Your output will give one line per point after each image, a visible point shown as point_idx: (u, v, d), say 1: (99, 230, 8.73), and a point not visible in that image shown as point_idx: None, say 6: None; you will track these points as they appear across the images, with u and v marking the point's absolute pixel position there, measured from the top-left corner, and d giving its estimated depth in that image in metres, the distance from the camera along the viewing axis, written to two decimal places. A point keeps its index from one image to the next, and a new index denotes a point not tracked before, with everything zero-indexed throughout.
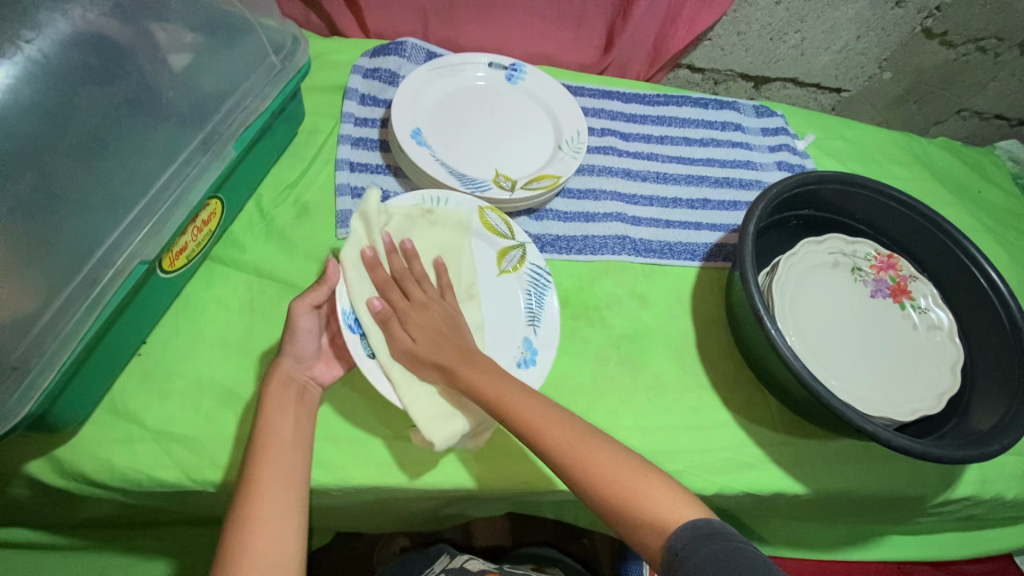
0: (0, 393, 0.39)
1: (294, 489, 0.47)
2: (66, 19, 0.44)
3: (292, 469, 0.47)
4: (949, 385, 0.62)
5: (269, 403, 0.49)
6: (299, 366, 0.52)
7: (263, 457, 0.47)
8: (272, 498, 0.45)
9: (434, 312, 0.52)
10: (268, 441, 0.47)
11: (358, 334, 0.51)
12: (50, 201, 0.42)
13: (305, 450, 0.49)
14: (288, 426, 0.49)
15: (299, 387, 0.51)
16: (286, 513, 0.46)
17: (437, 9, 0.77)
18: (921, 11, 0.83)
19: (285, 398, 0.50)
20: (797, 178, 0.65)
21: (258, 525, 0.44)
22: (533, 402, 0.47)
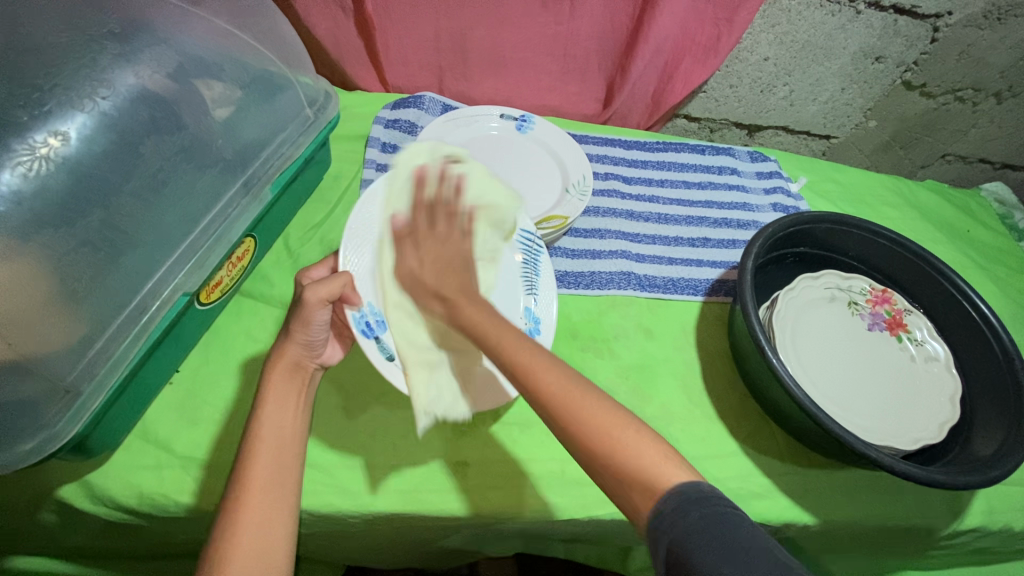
0: (52, 414, 0.42)
1: (283, 487, 0.47)
2: (136, 77, 0.50)
3: (285, 466, 0.47)
4: (950, 414, 0.64)
5: (271, 394, 0.49)
6: (304, 354, 0.52)
7: (258, 451, 0.47)
8: (261, 494, 0.45)
9: (432, 256, 0.51)
10: (265, 435, 0.47)
11: (370, 339, 0.54)
12: (112, 235, 0.46)
13: (300, 448, 0.49)
14: (285, 422, 0.49)
15: (302, 376, 0.51)
16: (274, 510, 0.46)
17: (453, 66, 0.84)
18: (899, 65, 0.90)
19: (289, 386, 0.50)
20: (791, 218, 0.69)
21: (244, 520, 0.44)
22: (535, 351, 0.45)
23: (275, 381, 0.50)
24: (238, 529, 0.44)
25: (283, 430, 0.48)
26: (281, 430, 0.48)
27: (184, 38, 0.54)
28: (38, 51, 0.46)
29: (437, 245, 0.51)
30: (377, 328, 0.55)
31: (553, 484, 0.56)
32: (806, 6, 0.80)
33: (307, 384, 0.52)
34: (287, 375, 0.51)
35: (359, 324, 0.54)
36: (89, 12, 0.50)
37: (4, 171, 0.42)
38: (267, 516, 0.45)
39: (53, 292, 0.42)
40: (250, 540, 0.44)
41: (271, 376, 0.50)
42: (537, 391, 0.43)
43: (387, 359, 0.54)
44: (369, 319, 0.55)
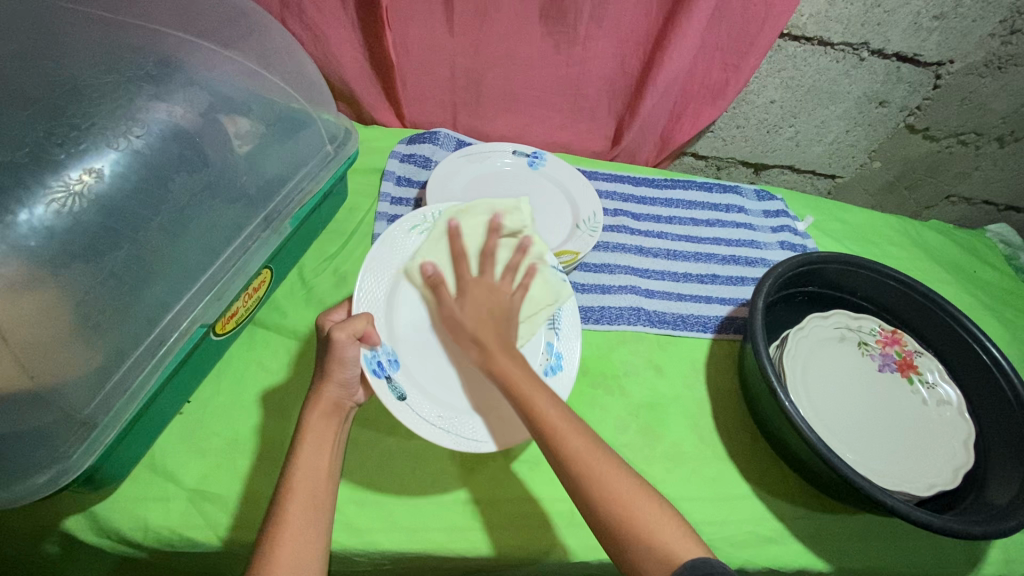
0: (67, 447, 0.42)
1: (318, 530, 0.46)
2: (168, 115, 0.52)
3: (320, 507, 0.47)
4: (964, 460, 0.63)
5: (308, 434, 0.49)
6: (342, 393, 0.52)
7: (294, 491, 0.47)
8: (297, 529, 0.45)
9: (479, 304, 0.54)
10: (301, 479, 0.47)
11: (383, 378, 0.52)
12: (140, 268, 0.47)
13: (332, 491, 0.48)
14: (321, 463, 0.49)
15: (339, 416, 0.52)
16: (310, 541, 0.45)
17: (467, 103, 0.87)
18: (903, 110, 0.92)
19: (327, 425, 0.50)
20: (800, 258, 0.70)
21: (278, 563, 0.43)
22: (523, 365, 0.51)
23: (312, 421, 0.50)
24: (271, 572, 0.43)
25: (320, 471, 0.48)
26: (318, 472, 0.48)
27: (216, 80, 0.56)
28: (76, 91, 0.48)
29: (479, 300, 0.54)
30: (389, 367, 0.53)
31: (562, 524, 0.56)
32: (811, 53, 0.83)
33: (343, 425, 0.52)
34: (326, 414, 0.51)
35: (371, 364, 0.52)
36: (127, 54, 0.52)
37: (38, 206, 0.43)
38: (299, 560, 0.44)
39: (77, 324, 0.43)
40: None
41: (310, 416, 0.50)
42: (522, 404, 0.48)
43: (400, 399, 0.52)
44: (381, 359, 0.53)
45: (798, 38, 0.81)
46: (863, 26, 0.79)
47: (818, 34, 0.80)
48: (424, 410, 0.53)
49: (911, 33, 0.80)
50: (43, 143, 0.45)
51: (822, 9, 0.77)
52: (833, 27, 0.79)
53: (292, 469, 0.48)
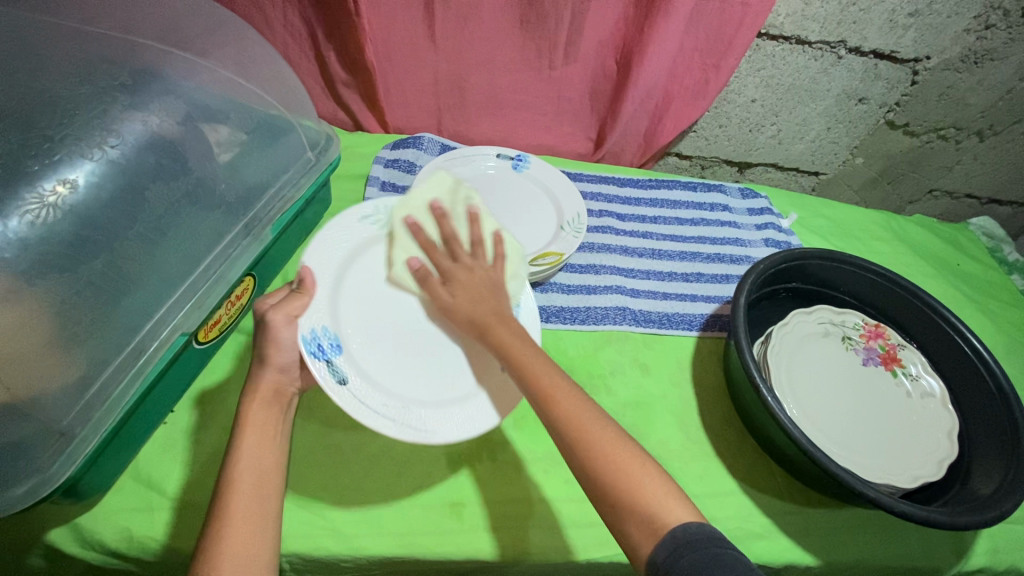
0: (46, 457, 0.42)
1: (265, 512, 0.45)
2: (144, 126, 0.52)
3: (264, 493, 0.46)
4: (947, 452, 0.63)
5: (251, 422, 0.49)
6: (284, 380, 0.52)
7: (240, 479, 0.46)
8: (244, 512, 0.44)
9: (466, 291, 0.56)
10: (244, 463, 0.47)
11: (323, 361, 0.52)
12: (117, 278, 0.47)
13: (280, 478, 0.48)
14: (266, 450, 0.48)
15: (282, 403, 0.52)
16: (258, 522, 0.45)
17: (451, 108, 0.87)
18: (882, 106, 0.93)
19: (268, 412, 0.50)
20: (782, 254, 0.71)
21: (227, 550, 0.42)
22: (530, 347, 0.51)
23: (254, 408, 0.49)
24: (219, 558, 0.42)
25: (265, 457, 0.48)
26: (261, 460, 0.47)
27: (193, 88, 0.56)
28: (52, 103, 0.48)
29: (468, 283, 0.56)
30: (331, 352, 0.53)
31: (548, 524, 0.56)
32: (789, 52, 0.84)
33: (286, 413, 0.52)
34: (269, 400, 0.51)
35: (311, 346, 0.51)
36: (102, 65, 0.53)
37: (12, 218, 0.43)
38: (250, 545, 0.43)
39: (54, 334, 0.43)
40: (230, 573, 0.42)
41: (251, 403, 0.50)
42: (541, 393, 0.48)
43: (341, 382, 0.52)
44: (322, 342, 0.52)
45: (776, 37, 0.82)
46: (839, 24, 0.80)
47: (796, 33, 0.81)
48: (368, 398, 0.52)
49: (887, 31, 0.81)
50: (17, 154, 0.45)
51: (798, 9, 0.78)
52: (810, 26, 0.80)
53: (237, 452, 0.47)
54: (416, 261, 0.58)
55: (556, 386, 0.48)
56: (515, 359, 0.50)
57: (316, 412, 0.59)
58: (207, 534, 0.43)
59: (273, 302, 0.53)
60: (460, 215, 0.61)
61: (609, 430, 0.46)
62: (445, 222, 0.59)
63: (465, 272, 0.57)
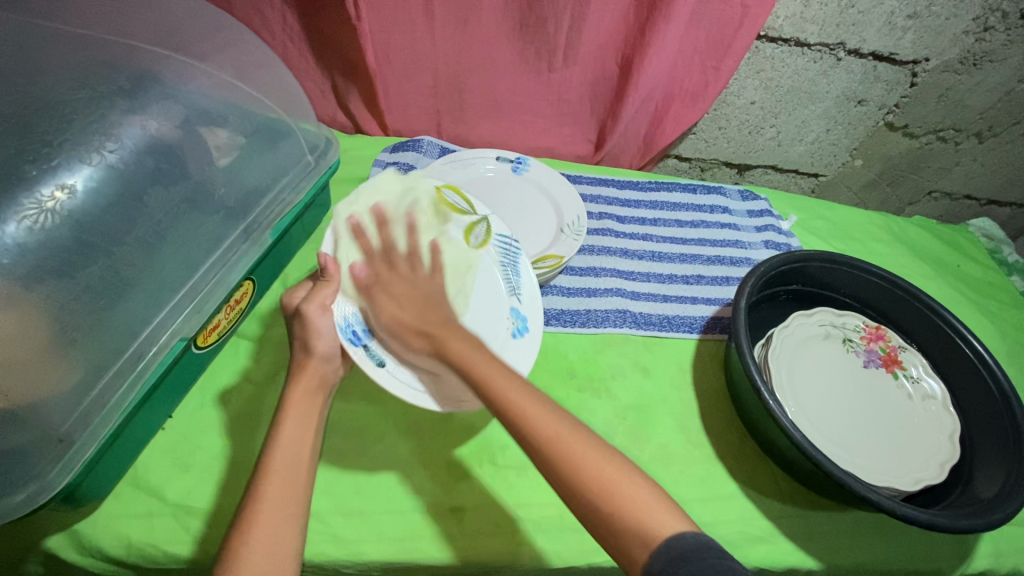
0: (45, 464, 0.42)
1: (296, 500, 0.46)
2: (143, 130, 0.52)
3: (298, 485, 0.47)
4: (949, 454, 0.63)
5: (292, 411, 0.50)
6: (326, 369, 0.54)
7: (275, 467, 0.47)
8: (277, 497, 0.46)
9: (410, 301, 0.55)
10: (282, 450, 0.48)
11: (359, 347, 0.54)
12: (117, 284, 0.47)
13: (313, 471, 0.49)
14: (303, 441, 0.49)
15: (323, 391, 0.53)
16: (287, 508, 0.45)
17: (450, 111, 0.87)
18: (881, 108, 0.93)
19: (311, 400, 0.52)
20: (782, 257, 0.70)
21: (258, 537, 0.43)
22: (495, 363, 0.50)
23: (295, 397, 0.51)
24: (251, 544, 0.43)
25: (302, 449, 0.49)
26: (297, 451, 0.48)
27: (192, 92, 0.56)
28: (50, 107, 0.48)
29: (403, 289, 0.56)
30: (365, 336, 0.55)
31: (549, 528, 0.56)
32: (788, 54, 0.84)
33: (327, 402, 0.54)
34: (311, 389, 0.53)
35: (346, 333, 0.54)
36: (101, 69, 0.52)
37: (10, 224, 0.43)
38: (276, 536, 0.44)
39: (53, 340, 0.43)
40: (261, 559, 0.43)
41: (295, 390, 0.52)
42: (509, 411, 0.47)
43: (380, 365, 0.53)
44: (355, 328, 0.54)
45: (775, 40, 0.82)
46: (839, 26, 0.80)
47: (795, 35, 0.81)
48: (406, 376, 0.54)
49: (886, 32, 0.81)
50: (16, 160, 0.45)
51: (797, 11, 0.78)
52: (809, 28, 0.80)
53: (277, 438, 0.49)
54: (359, 267, 0.57)
55: (524, 402, 0.47)
56: (476, 374, 0.48)
57: None
58: (241, 517, 0.45)
59: (302, 296, 0.56)
60: (402, 221, 0.61)
61: (576, 436, 0.46)
62: (372, 238, 0.59)
63: (402, 284, 0.57)
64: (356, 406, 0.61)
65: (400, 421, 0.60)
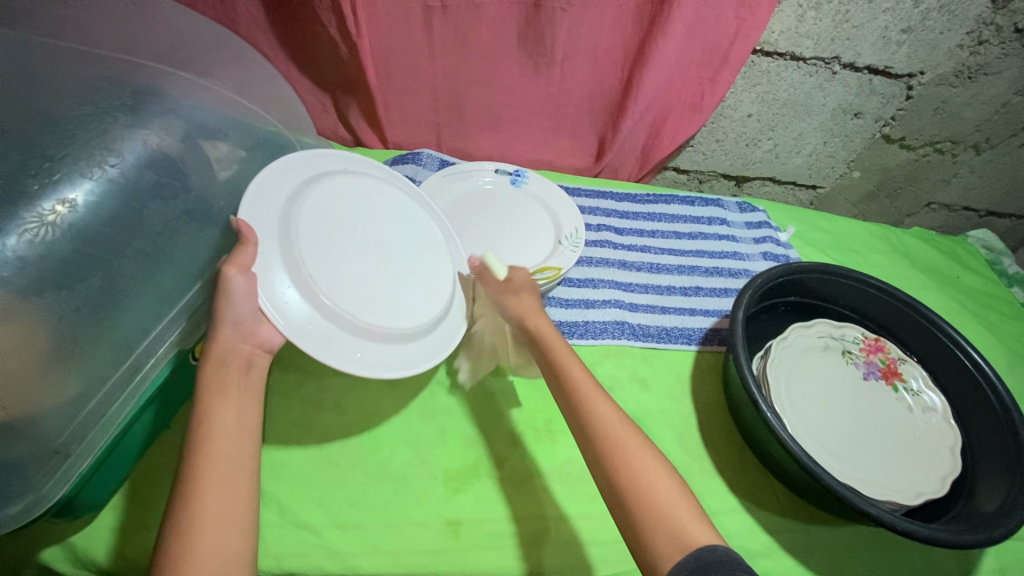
0: (39, 477, 0.42)
1: (243, 493, 0.44)
2: (144, 145, 0.53)
3: (243, 464, 0.45)
4: (950, 467, 0.63)
5: (209, 392, 0.46)
6: (236, 342, 0.49)
7: (210, 451, 0.44)
8: (218, 497, 0.42)
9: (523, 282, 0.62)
10: (216, 438, 0.44)
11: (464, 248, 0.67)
12: (115, 296, 0.47)
13: (252, 452, 0.46)
14: (228, 424, 0.46)
15: (240, 366, 0.49)
16: (235, 499, 0.43)
17: (449, 124, 0.88)
18: (878, 121, 0.94)
19: (227, 380, 0.47)
20: (780, 268, 0.71)
21: (201, 532, 0.41)
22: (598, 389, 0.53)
23: (213, 376, 0.47)
24: (193, 546, 0.40)
25: (234, 429, 0.46)
26: (235, 423, 0.46)
27: (193, 107, 0.57)
28: (54, 123, 0.49)
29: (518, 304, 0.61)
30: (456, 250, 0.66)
31: (545, 542, 0.55)
32: (784, 68, 0.84)
33: (246, 375, 0.49)
34: (220, 363, 0.48)
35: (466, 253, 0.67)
36: (104, 85, 0.53)
37: (10, 237, 0.43)
38: (230, 519, 0.42)
39: (50, 351, 0.43)
40: (211, 540, 0.41)
41: (206, 369, 0.47)
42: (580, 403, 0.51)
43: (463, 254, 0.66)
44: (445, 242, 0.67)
45: (771, 54, 0.83)
46: (833, 40, 0.81)
47: (790, 50, 0.82)
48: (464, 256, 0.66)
49: (881, 47, 0.82)
50: (17, 175, 0.45)
51: (792, 26, 0.79)
52: (804, 42, 0.81)
53: (206, 423, 0.45)
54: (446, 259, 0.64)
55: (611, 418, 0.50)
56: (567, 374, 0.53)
57: (312, 430, 0.59)
58: (177, 503, 0.42)
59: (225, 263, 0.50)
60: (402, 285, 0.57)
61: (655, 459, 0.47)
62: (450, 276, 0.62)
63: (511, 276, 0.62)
64: (353, 418, 0.61)
65: (395, 433, 0.60)
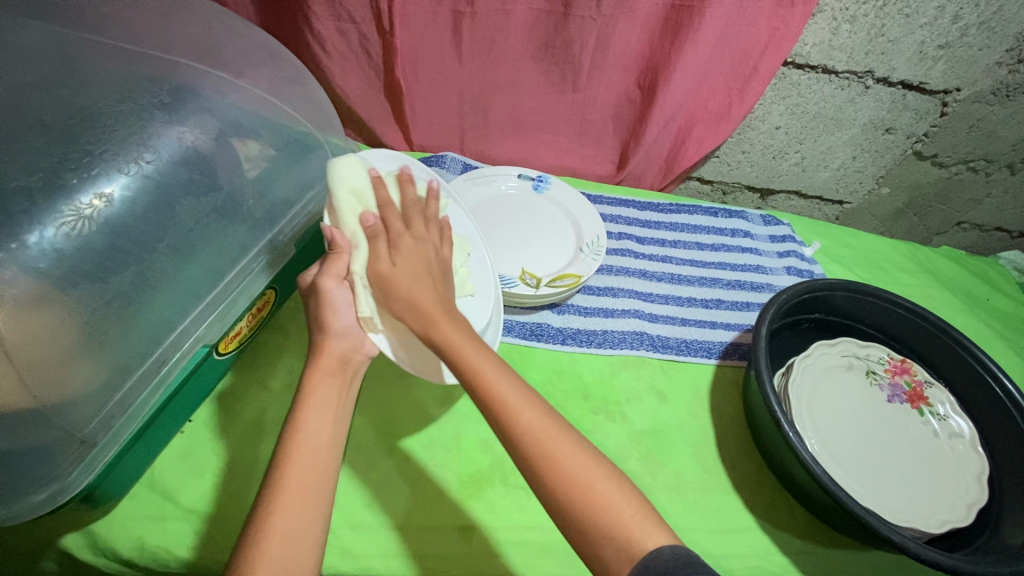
0: (66, 465, 0.43)
1: (316, 499, 0.46)
2: (177, 140, 0.53)
3: (322, 473, 0.47)
4: (977, 496, 0.61)
5: (313, 395, 0.50)
6: (347, 347, 0.54)
7: (295, 457, 0.47)
8: (296, 498, 0.45)
9: (410, 263, 0.52)
10: (301, 445, 0.47)
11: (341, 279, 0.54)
12: (145, 290, 0.48)
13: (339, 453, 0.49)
14: (327, 426, 0.49)
15: (345, 372, 0.53)
16: (312, 500, 0.45)
17: (474, 128, 0.88)
18: (910, 137, 0.92)
19: (330, 386, 0.52)
20: (805, 284, 0.69)
21: (273, 531, 0.43)
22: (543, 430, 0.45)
23: (316, 379, 0.51)
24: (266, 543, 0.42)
25: (322, 436, 0.49)
26: (321, 433, 0.49)
27: (226, 105, 0.58)
28: (93, 118, 0.50)
29: (410, 251, 0.53)
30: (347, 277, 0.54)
31: (558, 553, 0.54)
32: (815, 81, 0.83)
33: (348, 384, 0.53)
34: (331, 369, 0.53)
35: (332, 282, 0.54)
36: (143, 82, 0.54)
37: (48, 228, 0.44)
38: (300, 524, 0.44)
39: (78, 343, 0.44)
40: (287, 528, 0.43)
41: (314, 373, 0.52)
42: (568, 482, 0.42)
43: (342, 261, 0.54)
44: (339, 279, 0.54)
45: (802, 66, 0.81)
46: (867, 55, 0.79)
47: (822, 63, 0.81)
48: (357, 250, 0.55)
49: (916, 62, 0.80)
50: (58, 169, 0.46)
51: (825, 39, 0.78)
52: (837, 55, 0.80)
53: (296, 432, 0.48)
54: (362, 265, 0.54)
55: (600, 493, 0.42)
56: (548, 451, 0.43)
57: None
58: (263, 505, 0.44)
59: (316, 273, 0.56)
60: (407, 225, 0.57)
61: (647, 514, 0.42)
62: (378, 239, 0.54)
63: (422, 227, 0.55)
64: (370, 420, 0.61)
65: (412, 436, 0.61)
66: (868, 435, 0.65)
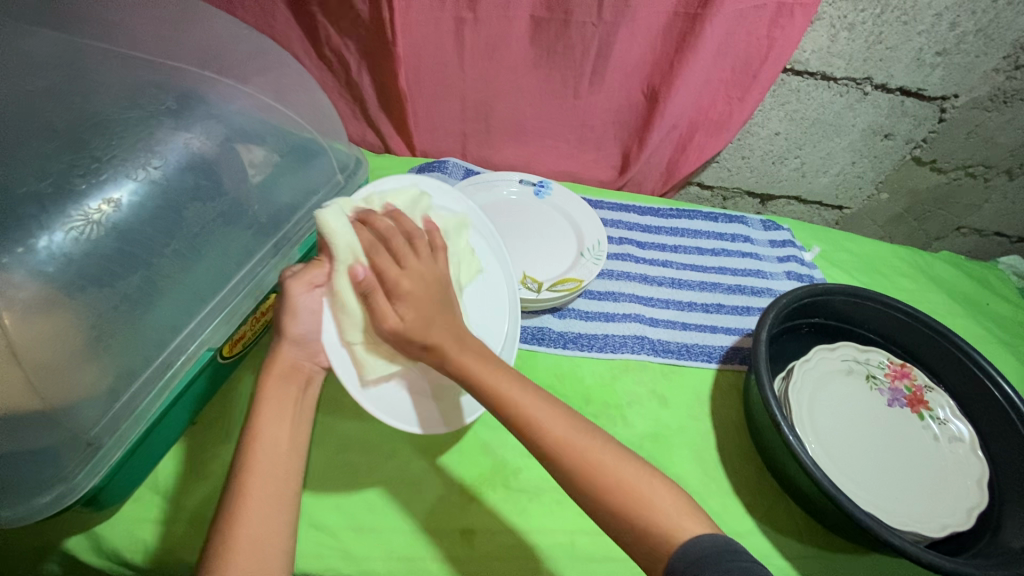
0: (71, 468, 0.43)
1: (280, 505, 0.46)
2: (183, 146, 0.55)
3: (282, 486, 0.47)
4: (977, 500, 0.61)
5: (268, 400, 0.51)
6: (300, 356, 0.54)
7: (255, 467, 0.47)
8: (259, 509, 0.45)
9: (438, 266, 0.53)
10: (260, 453, 0.48)
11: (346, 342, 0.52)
12: (150, 293, 0.49)
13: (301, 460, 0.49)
14: (284, 432, 0.50)
15: (298, 379, 0.53)
16: (274, 509, 0.46)
17: (476, 134, 0.89)
18: (909, 142, 0.92)
19: (285, 393, 0.52)
20: (805, 289, 0.70)
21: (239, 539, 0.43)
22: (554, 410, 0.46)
23: (270, 386, 0.51)
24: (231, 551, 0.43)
25: (279, 445, 0.49)
26: (277, 441, 0.49)
27: (232, 112, 0.59)
28: (101, 125, 0.51)
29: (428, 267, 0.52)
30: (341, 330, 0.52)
31: (558, 557, 0.55)
32: (814, 87, 0.84)
33: (303, 391, 0.53)
34: (285, 375, 0.53)
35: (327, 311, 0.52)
36: (150, 90, 0.55)
37: (57, 232, 0.46)
38: (264, 532, 0.44)
39: (85, 345, 0.44)
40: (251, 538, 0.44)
41: (268, 380, 0.52)
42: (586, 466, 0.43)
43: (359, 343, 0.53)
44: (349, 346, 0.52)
45: (801, 73, 0.82)
46: (865, 61, 0.80)
47: (821, 69, 0.81)
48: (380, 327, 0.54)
49: (914, 69, 0.81)
50: (67, 174, 0.47)
51: (824, 46, 0.78)
52: (836, 62, 0.80)
53: (252, 442, 0.48)
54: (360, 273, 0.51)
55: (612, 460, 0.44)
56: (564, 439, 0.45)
57: (333, 433, 0.60)
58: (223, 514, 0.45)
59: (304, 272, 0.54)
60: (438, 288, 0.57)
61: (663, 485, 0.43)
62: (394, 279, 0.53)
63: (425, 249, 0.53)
64: (372, 423, 0.61)
65: (414, 439, 0.61)
66: (867, 440, 0.65)
